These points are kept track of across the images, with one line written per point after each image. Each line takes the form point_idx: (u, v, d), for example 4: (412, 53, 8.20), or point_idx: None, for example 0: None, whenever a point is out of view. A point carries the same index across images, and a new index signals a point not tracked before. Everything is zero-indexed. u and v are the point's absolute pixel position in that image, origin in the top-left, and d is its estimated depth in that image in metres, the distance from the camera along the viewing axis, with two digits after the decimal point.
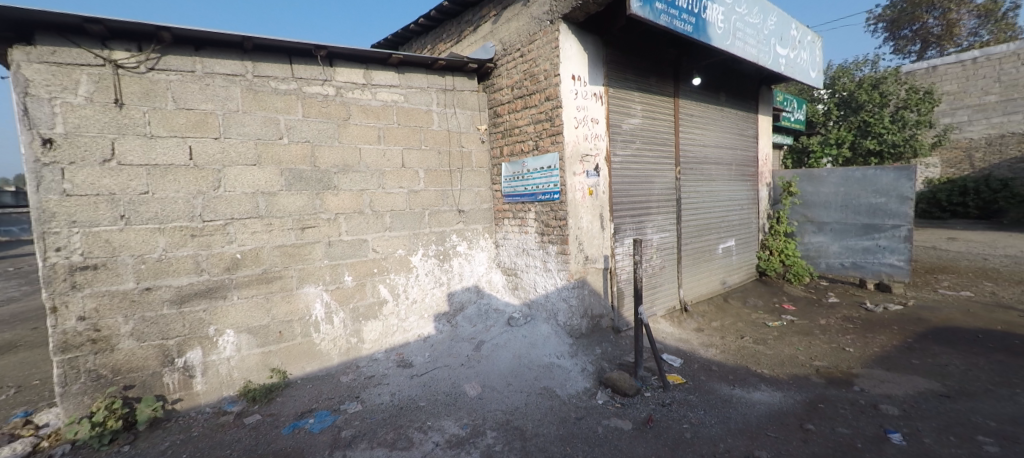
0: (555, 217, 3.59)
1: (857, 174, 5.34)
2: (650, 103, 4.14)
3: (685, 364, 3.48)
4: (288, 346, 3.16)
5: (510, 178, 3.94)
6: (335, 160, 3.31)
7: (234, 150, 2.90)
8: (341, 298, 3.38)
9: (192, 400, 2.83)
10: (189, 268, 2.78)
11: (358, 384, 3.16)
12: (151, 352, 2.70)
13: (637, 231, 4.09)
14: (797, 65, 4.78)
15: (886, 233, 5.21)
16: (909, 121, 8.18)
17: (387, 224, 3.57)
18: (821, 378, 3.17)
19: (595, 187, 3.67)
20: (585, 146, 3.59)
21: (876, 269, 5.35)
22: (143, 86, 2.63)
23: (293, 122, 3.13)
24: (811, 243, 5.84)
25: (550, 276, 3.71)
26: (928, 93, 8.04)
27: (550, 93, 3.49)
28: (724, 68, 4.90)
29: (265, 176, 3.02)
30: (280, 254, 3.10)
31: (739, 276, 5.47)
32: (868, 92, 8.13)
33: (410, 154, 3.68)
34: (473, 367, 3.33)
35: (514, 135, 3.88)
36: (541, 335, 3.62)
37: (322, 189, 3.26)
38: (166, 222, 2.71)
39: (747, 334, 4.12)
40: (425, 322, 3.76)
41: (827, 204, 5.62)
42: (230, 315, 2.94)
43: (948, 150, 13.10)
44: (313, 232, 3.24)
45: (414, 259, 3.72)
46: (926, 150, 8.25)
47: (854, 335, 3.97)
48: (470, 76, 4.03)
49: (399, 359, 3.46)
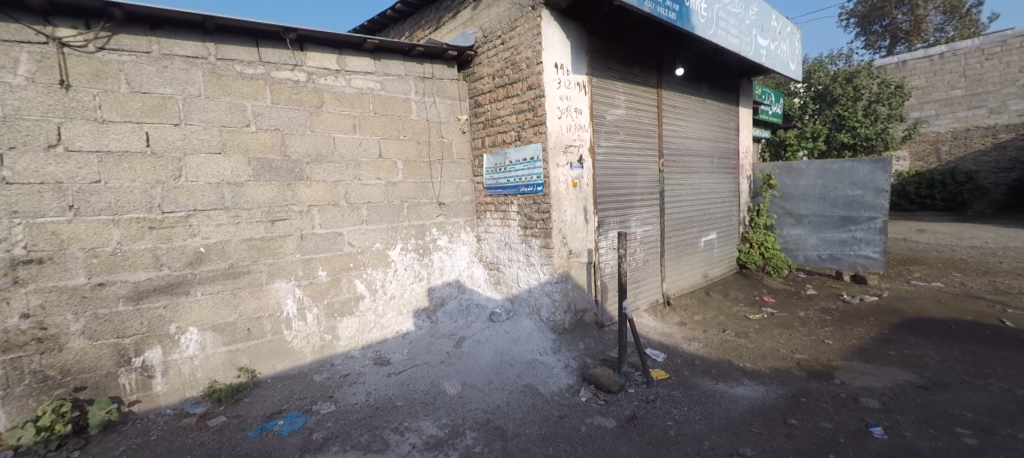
0: (538, 210, 3.51)
1: (835, 167, 5.38)
2: (634, 94, 4.08)
3: (668, 359, 3.44)
4: (257, 345, 3.01)
5: (492, 170, 3.83)
6: (307, 149, 3.16)
7: (196, 137, 2.73)
8: (314, 293, 3.24)
9: (151, 402, 2.67)
10: (147, 262, 2.61)
11: (332, 384, 3.03)
12: (105, 351, 2.53)
13: (621, 224, 4.03)
14: (778, 57, 4.77)
15: (861, 226, 5.26)
16: (882, 114, 8.23)
17: (363, 217, 3.42)
18: (803, 371, 3.16)
19: (578, 179, 3.59)
20: (569, 137, 3.50)
21: (852, 261, 5.39)
22: (92, 67, 2.44)
23: (262, 108, 2.96)
24: (790, 235, 5.88)
25: (533, 270, 3.63)
26: (900, 86, 8.07)
27: (533, 82, 3.38)
28: (706, 59, 4.87)
29: (230, 166, 2.86)
30: (248, 247, 2.94)
31: (721, 270, 5.48)
32: (842, 86, 8.18)
33: (388, 144, 3.54)
34: (453, 364, 3.23)
35: (496, 126, 3.77)
36: (523, 331, 3.54)
37: (293, 179, 3.10)
38: (120, 213, 2.53)
39: (729, 327, 4.11)
40: (403, 318, 3.63)
41: (806, 197, 5.66)
42: (194, 313, 2.78)
43: (916, 144, 13.36)
44: (284, 225, 3.08)
45: (392, 253, 3.59)
46: (898, 144, 8.31)
47: (833, 327, 3.99)
48: (450, 64, 3.91)
49: (376, 356, 3.34)
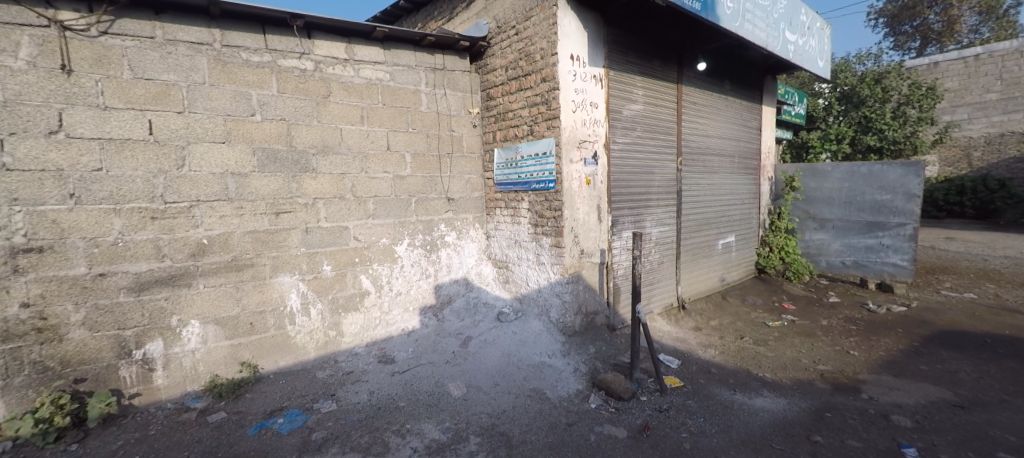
0: (550, 207, 3.38)
1: (863, 170, 5.14)
2: (653, 89, 3.91)
3: (682, 366, 3.30)
4: (259, 339, 2.95)
5: (503, 165, 3.71)
6: (313, 140, 3.07)
7: (200, 126, 2.67)
8: (319, 288, 3.17)
9: (152, 395, 2.63)
10: (149, 253, 2.56)
11: (335, 381, 2.95)
12: (106, 343, 2.48)
13: (636, 224, 3.88)
14: (806, 53, 4.54)
15: (890, 232, 5.01)
16: (912, 117, 7.88)
17: (370, 211, 3.34)
18: (827, 384, 2.99)
19: (592, 176, 3.45)
20: (583, 132, 3.36)
21: (878, 269, 5.17)
22: (95, 52, 2.38)
23: (267, 98, 2.89)
24: (812, 240, 5.67)
25: (543, 270, 3.51)
26: (932, 88, 7.70)
27: (547, 74, 3.25)
28: (729, 54, 4.66)
29: (234, 155, 2.79)
30: (251, 240, 2.88)
31: (738, 273, 5.28)
32: (870, 87, 7.85)
33: (397, 136, 3.44)
34: (458, 365, 3.13)
35: (508, 119, 3.64)
36: (532, 332, 3.43)
37: (299, 171, 3.03)
38: (122, 202, 2.48)
39: (747, 334, 3.94)
40: (409, 316, 3.55)
41: (831, 200, 5.43)
42: (196, 306, 2.72)
43: (946, 148, 12.85)
44: (288, 217, 3.01)
45: (399, 249, 3.50)
46: (928, 148, 7.93)
47: (858, 338, 3.80)
48: (462, 55, 3.79)
49: (380, 354, 3.26)
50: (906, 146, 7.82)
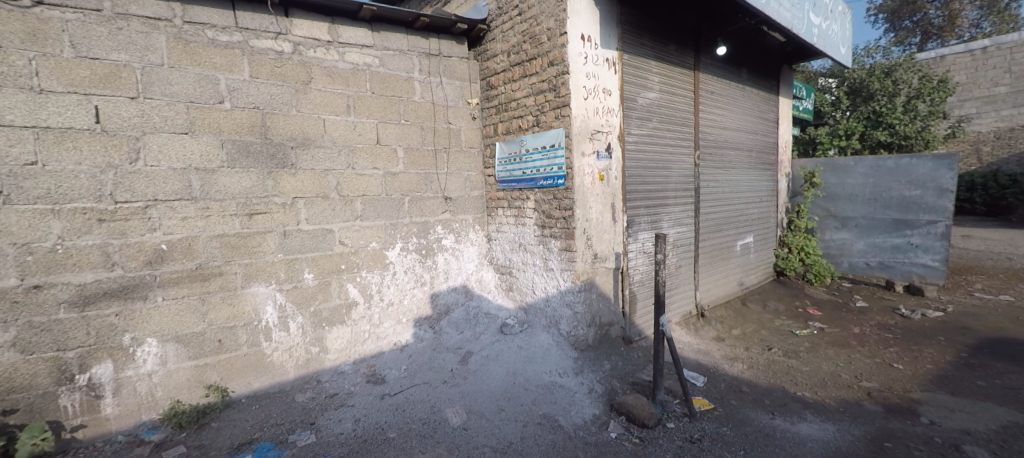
0: (559, 206, 3.03)
1: (889, 164, 4.83)
2: (668, 76, 3.57)
3: (709, 384, 2.94)
4: (229, 359, 2.58)
5: (505, 160, 3.35)
6: (292, 132, 2.72)
7: (158, 114, 2.32)
8: (299, 299, 2.80)
9: (100, 427, 2.25)
10: (95, 261, 2.19)
11: (316, 406, 2.58)
12: (42, 367, 2.11)
13: (652, 225, 3.53)
14: (830, 39, 4.21)
15: (919, 230, 4.69)
16: (922, 111, 6.99)
17: (358, 212, 2.98)
18: (877, 405, 2.63)
19: (606, 171, 3.10)
20: (596, 121, 3.02)
21: (906, 270, 4.83)
22: (27, 24, 2.03)
23: (237, 83, 2.53)
24: (833, 240, 5.31)
25: (552, 277, 3.15)
26: (944, 80, 6.81)
27: (556, 57, 2.90)
28: (746, 41, 4.33)
29: (200, 148, 2.43)
30: (220, 245, 2.51)
31: (757, 277, 4.92)
32: (880, 80, 6.98)
33: (388, 129, 3.09)
34: (457, 386, 2.75)
35: (510, 110, 3.29)
36: (539, 347, 3.07)
37: (276, 167, 2.67)
38: (63, 202, 2.11)
39: (774, 344, 3.58)
40: (402, 328, 3.19)
41: (854, 198, 5.09)
42: (154, 322, 2.36)
43: (954, 143, 12.53)
44: (263, 219, 2.64)
45: (391, 254, 3.15)
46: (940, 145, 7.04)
47: (898, 348, 3.43)
48: (459, 40, 3.45)
49: (370, 373, 2.89)
50: (919, 142, 6.91)
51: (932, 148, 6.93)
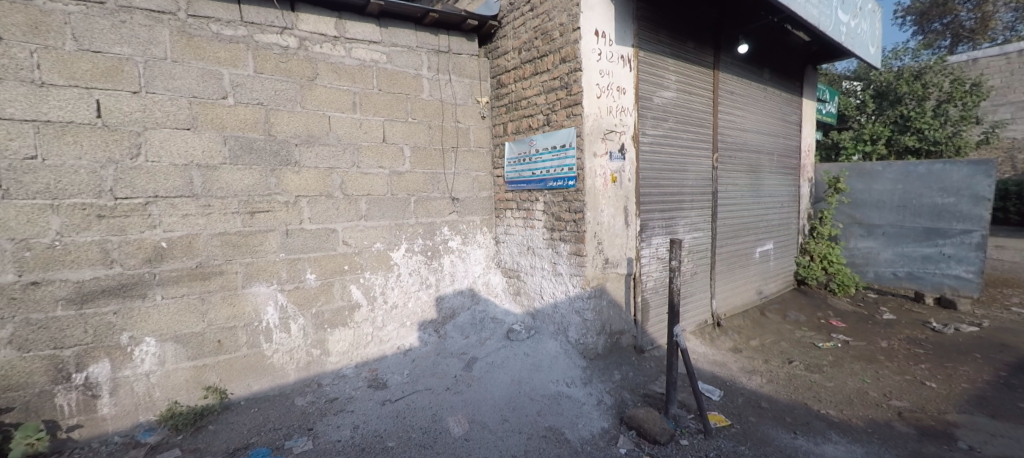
0: (569, 209, 2.91)
1: (920, 169, 4.60)
2: (687, 75, 3.43)
3: (726, 398, 2.80)
4: (228, 360, 2.52)
5: (515, 160, 3.25)
6: (296, 128, 2.66)
7: (160, 109, 2.28)
8: (301, 300, 2.74)
9: (96, 427, 2.21)
10: (93, 258, 2.16)
11: (316, 410, 2.51)
12: (39, 365, 2.08)
13: (667, 229, 3.39)
14: (858, 37, 4.00)
15: (952, 240, 4.45)
16: (954, 116, 6.56)
17: (362, 211, 2.91)
18: (909, 426, 2.45)
19: (619, 173, 2.98)
20: (609, 121, 2.90)
21: (937, 281, 4.58)
22: (29, 17, 2.00)
23: (241, 78, 2.48)
24: (858, 249, 5.07)
25: (560, 282, 3.04)
26: (977, 83, 6.36)
27: (568, 53, 2.79)
28: (769, 39, 4.15)
29: (202, 144, 2.38)
30: (221, 244, 2.46)
31: (776, 285, 4.72)
32: (909, 83, 6.61)
33: (394, 127, 3.01)
34: (460, 393, 2.65)
35: (521, 108, 3.19)
36: (547, 354, 2.96)
37: (279, 164, 2.62)
38: (62, 197, 2.08)
39: (795, 357, 3.40)
40: (406, 332, 3.10)
41: (881, 204, 4.86)
42: (153, 321, 2.31)
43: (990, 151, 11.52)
44: (264, 217, 2.59)
45: (395, 255, 3.07)
46: (973, 151, 6.59)
47: (930, 365, 3.23)
48: (470, 37, 3.36)
49: (371, 377, 2.81)
50: (949, 148, 6.48)
51: (963, 154, 6.50)
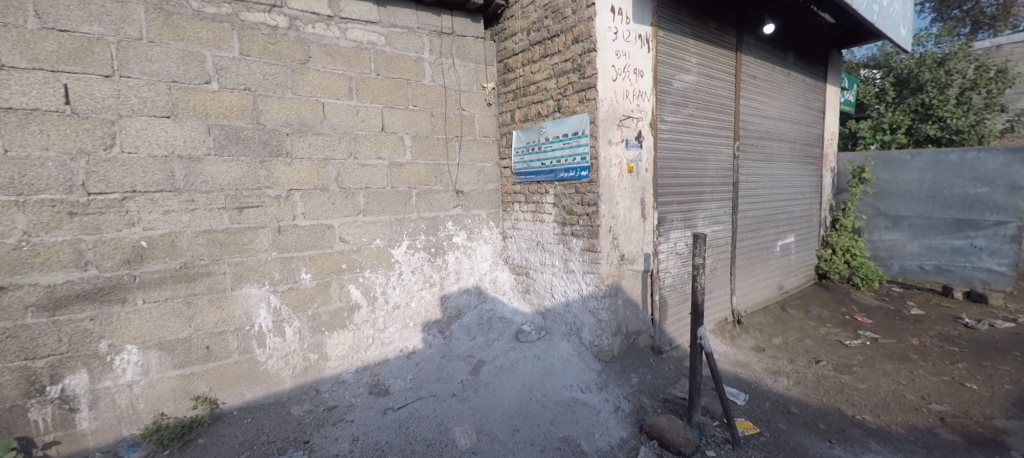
0: (581, 201, 2.71)
1: (952, 158, 4.54)
2: (707, 57, 3.20)
3: (752, 403, 2.63)
4: (218, 367, 2.34)
5: (522, 149, 3.05)
6: (287, 116, 2.45)
7: (135, 95, 2.07)
8: (295, 302, 2.55)
9: (75, 443, 2.04)
10: (66, 260, 1.97)
11: (314, 420, 2.34)
12: (9, 379, 1.90)
13: (686, 223, 3.19)
14: (890, 18, 3.75)
15: (984, 232, 4.40)
16: (978, 104, 6.31)
17: (361, 205, 2.72)
18: (955, 435, 2.28)
19: (636, 162, 2.77)
20: (625, 106, 2.68)
21: (967, 275, 4.54)
22: None
23: (226, 61, 2.27)
24: (882, 241, 5.04)
25: (572, 279, 2.85)
26: (1004, 70, 6.09)
27: (581, 32, 2.57)
28: (795, 20, 3.90)
29: (182, 133, 2.18)
30: (207, 242, 2.27)
31: (797, 279, 4.52)
32: (931, 70, 6.35)
33: (393, 114, 2.80)
34: (467, 400, 2.47)
35: (529, 94, 2.97)
36: (559, 356, 2.78)
37: (269, 155, 2.41)
38: (28, 192, 1.89)
39: (821, 357, 3.23)
40: (409, 333, 2.92)
41: (909, 195, 4.81)
42: (134, 326, 2.12)
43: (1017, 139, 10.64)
44: (254, 213, 2.39)
45: (397, 252, 2.88)
46: (997, 141, 6.35)
47: (968, 365, 3.05)
48: (475, 18, 3.13)
49: (373, 383, 2.63)
50: (972, 137, 6.23)
51: (986, 144, 6.24)
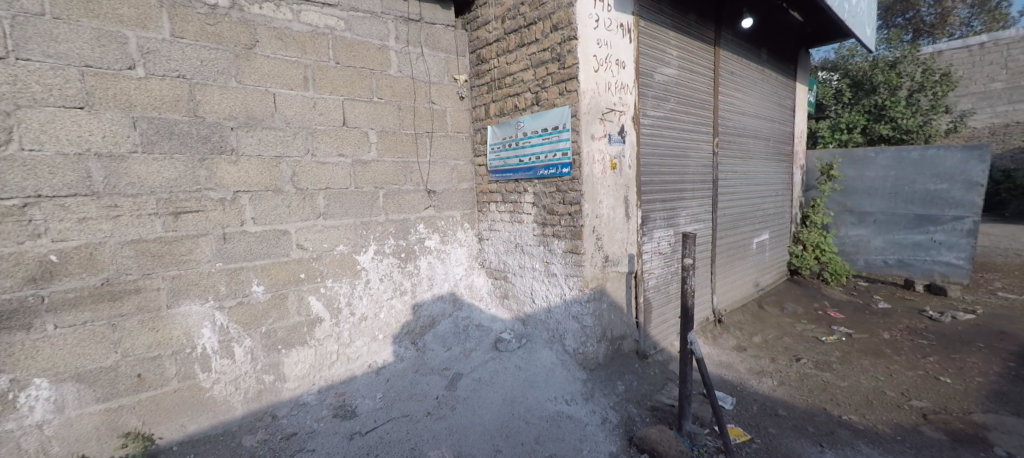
0: (563, 201, 2.54)
1: (914, 155, 4.69)
2: (687, 51, 3.10)
3: (740, 406, 2.54)
4: (152, 398, 2.02)
5: (498, 146, 2.85)
6: (232, 108, 2.15)
7: (41, 81, 1.73)
8: (244, 319, 2.25)
9: None
10: None
11: (270, 451, 2.05)
12: None
13: (669, 221, 3.08)
14: (858, 17, 3.78)
15: (943, 226, 4.58)
16: (925, 106, 6.61)
17: (320, 208, 2.45)
18: (939, 432, 2.27)
19: (619, 159, 2.63)
20: (608, 98, 2.53)
21: (927, 268, 4.72)
22: None
23: (155, 43, 1.95)
24: (848, 236, 5.17)
25: (554, 284, 2.69)
26: (948, 74, 6.42)
27: (561, 19, 2.39)
28: (768, 17, 3.88)
29: (102, 127, 1.85)
30: (136, 253, 1.95)
31: (771, 276, 4.56)
32: (884, 72, 6.60)
33: (356, 108, 2.54)
34: (444, 419, 2.25)
35: (505, 86, 2.78)
36: (542, 366, 2.61)
37: (210, 152, 2.11)
38: None
39: (801, 354, 3.22)
40: (379, 346, 2.67)
41: (873, 191, 4.95)
42: (44, 356, 1.78)
43: (954, 136, 11.45)
44: (193, 219, 2.08)
45: (363, 259, 2.62)
46: (942, 141, 6.63)
47: (938, 357, 3.11)
48: (445, 4, 2.89)
49: (338, 404, 2.37)
50: (919, 137, 6.54)
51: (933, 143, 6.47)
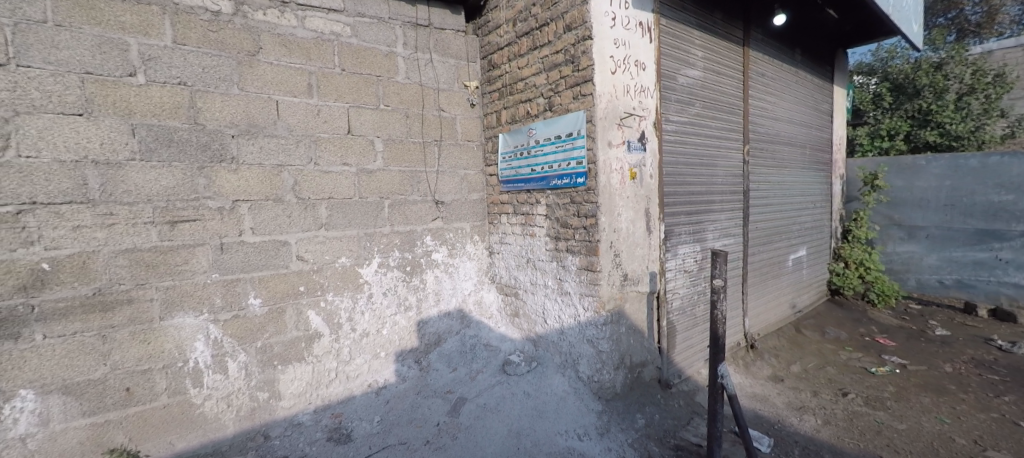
0: (577, 213, 2.35)
1: (972, 163, 4.26)
2: (713, 50, 2.88)
3: (778, 449, 2.23)
4: (141, 413, 1.95)
5: (510, 155, 2.70)
6: (233, 115, 2.11)
7: (40, 88, 1.72)
8: (239, 333, 2.16)
9: None
10: None
11: None
12: None
13: (695, 237, 2.83)
14: (903, 12, 3.45)
15: (1011, 243, 4.05)
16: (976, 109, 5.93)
17: (322, 219, 2.36)
18: None
19: (639, 167, 2.43)
20: (626, 102, 2.35)
21: (991, 290, 4.20)
22: None
23: (157, 50, 1.93)
24: (897, 253, 4.73)
25: (567, 303, 2.48)
26: (1001, 74, 5.76)
27: (574, 18, 2.24)
28: (802, 15, 3.61)
29: (100, 134, 1.83)
30: (129, 263, 1.90)
31: (810, 296, 4.17)
32: (929, 74, 6.04)
33: (362, 114, 2.46)
34: (442, 450, 2.07)
35: (516, 92, 2.65)
36: (553, 394, 2.39)
37: (210, 160, 2.06)
38: None
39: (848, 387, 2.85)
40: (381, 365, 2.53)
41: (924, 204, 4.52)
42: (31, 367, 1.73)
43: None
44: (189, 229, 2.03)
45: (366, 272, 2.51)
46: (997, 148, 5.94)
47: (1015, 397, 2.67)
48: (455, 11, 2.83)
49: (334, 427, 2.23)
50: (972, 144, 5.83)
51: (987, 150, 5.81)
